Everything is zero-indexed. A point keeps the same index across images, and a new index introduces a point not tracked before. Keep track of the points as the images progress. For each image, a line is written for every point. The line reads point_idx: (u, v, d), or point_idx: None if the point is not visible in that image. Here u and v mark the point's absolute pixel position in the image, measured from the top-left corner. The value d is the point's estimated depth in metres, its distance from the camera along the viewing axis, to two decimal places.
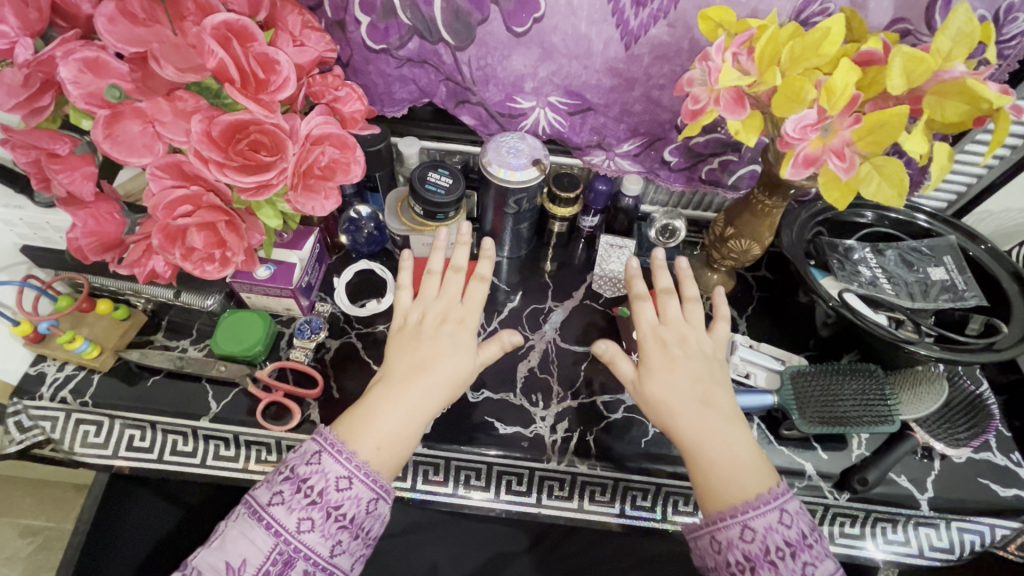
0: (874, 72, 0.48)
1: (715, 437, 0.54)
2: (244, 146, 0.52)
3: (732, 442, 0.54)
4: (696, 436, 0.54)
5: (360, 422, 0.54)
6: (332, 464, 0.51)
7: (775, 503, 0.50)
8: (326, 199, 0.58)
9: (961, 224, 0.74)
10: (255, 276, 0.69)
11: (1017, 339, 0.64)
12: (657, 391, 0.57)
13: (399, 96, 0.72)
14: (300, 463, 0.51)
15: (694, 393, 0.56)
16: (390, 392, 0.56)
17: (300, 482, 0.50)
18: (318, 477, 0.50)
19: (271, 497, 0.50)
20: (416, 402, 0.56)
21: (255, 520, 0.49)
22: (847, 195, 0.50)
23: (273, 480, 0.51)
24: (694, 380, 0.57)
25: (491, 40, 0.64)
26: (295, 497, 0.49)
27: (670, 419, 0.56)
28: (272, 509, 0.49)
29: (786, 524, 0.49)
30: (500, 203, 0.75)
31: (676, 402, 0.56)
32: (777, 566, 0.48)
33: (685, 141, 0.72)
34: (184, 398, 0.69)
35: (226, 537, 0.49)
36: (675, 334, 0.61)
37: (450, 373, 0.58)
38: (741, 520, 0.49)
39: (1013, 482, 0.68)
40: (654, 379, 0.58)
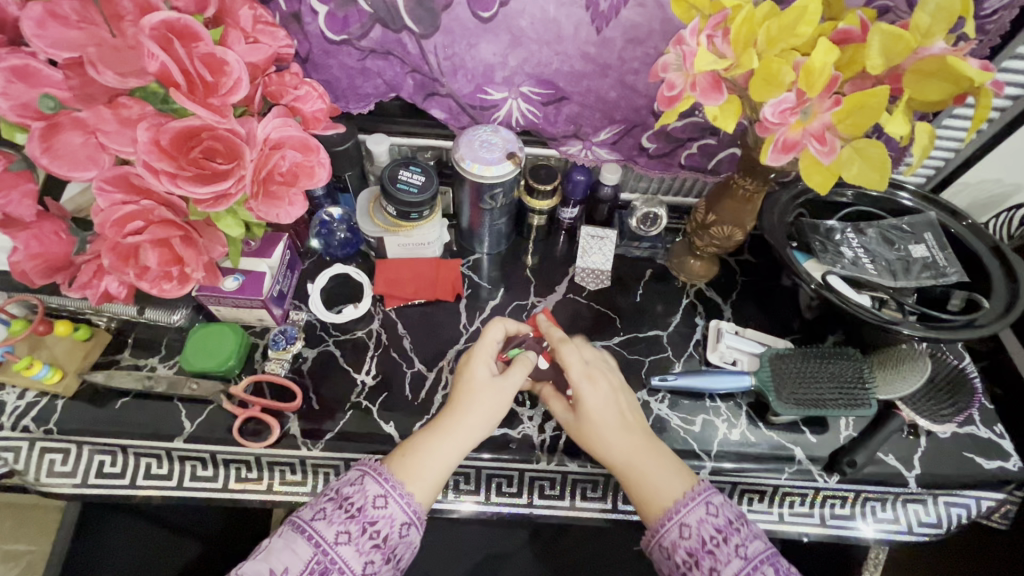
0: (852, 51, 0.46)
1: (641, 457, 0.58)
2: (198, 154, 0.49)
3: (656, 456, 0.58)
4: (626, 460, 0.58)
5: (406, 453, 0.56)
6: (373, 484, 0.53)
7: (701, 495, 0.54)
8: (291, 206, 0.55)
9: (941, 200, 0.74)
10: (222, 288, 0.66)
11: (998, 314, 0.65)
12: (588, 427, 0.60)
13: (363, 91, 0.68)
14: (345, 484, 0.54)
15: (615, 421, 0.59)
16: (438, 427, 0.58)
17: (342, 499, 0.53)
18: (358, 494, 0.53)
19: (315, 513, 0.52)
20: (461, 433, 0.58)
21: (298, 533, 0.51)
22: (829, 178, 0.48)
23: (319, 499, 0.54)
24: (615, 408, 0.60)
25: (457, 28, 0.61)
26: (335, 511, 0.52)
27: (598, 447, 0.59)
28: (314, 523, 0.51)
29: (714, 514, 0.54)
30: (476, 199, 0.73)
31: (607, 432, 0.59)
32: (716, 555, 0.51)
33: (663, 127, 0.71)
34: (156, 419, 0.66)
35: (272, 548, 0.51)
36: (594, 364, 0.62)
37: (489, 404, 0.60)
38: (677, 519, 0.54)
39: (995, 454, 0.69)
40: (584, 413, 0.60)
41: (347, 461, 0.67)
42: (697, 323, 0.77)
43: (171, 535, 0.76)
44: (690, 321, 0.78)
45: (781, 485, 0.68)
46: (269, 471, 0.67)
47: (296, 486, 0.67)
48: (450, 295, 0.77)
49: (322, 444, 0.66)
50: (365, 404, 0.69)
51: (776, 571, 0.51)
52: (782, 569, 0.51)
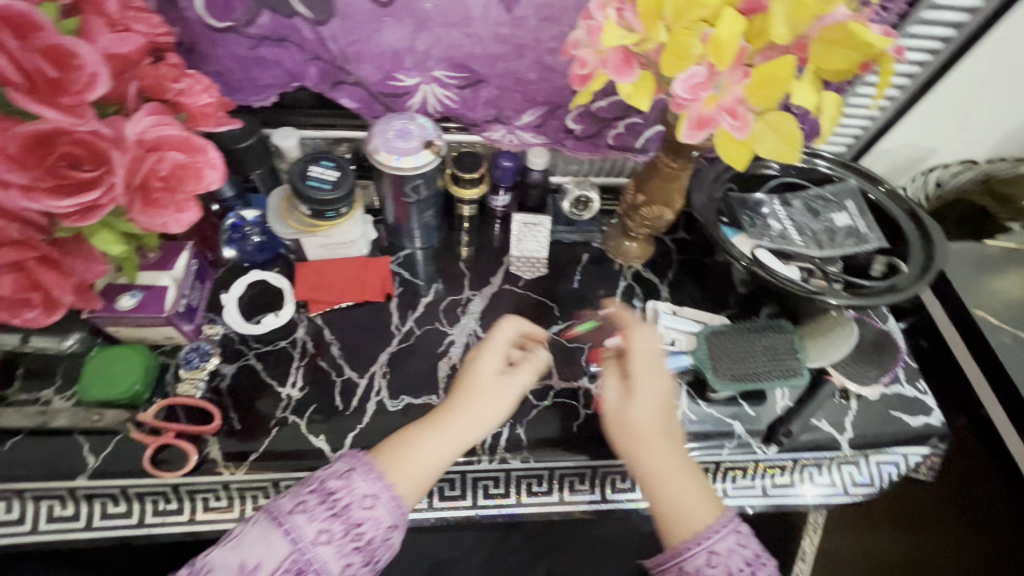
0: (759, 21, 0.44)
1: (678, 473, 0.51)
2: (55, 162, 0.43)
3: (693, 475, 0.51)
4: (661, 468, 0.51)
5: (400, 445, 0.50)
6: (360, 482, 0.46)
7: (731, 523, 0.49)
8: (180, 213, 0.50)
9: (860, 166, 0.75)
10: (119, 307, 0.60)
11: (916, 277, 0.66)
12: (632, 428, 0.53)
13: (261, 83, 0.63)
14: (331, 477, 0.46)
15: (662, 425, 0.53)
16: (434, 423, 0.52)
17: (328, 492, 0.46)
18: (343, 491, 0.46)
19: (294, 504, 0.45)
20: (455, 432, 0.51)
21: (274, 528, 0.44)
22: (745, 154, 0.47)
23: (301, 488, 0.46)
24: (663, 411, 0.54)
25: (354, 14, 0.56)
26: (318, 506, 0.45)
27: (635, 451, 0.53)
28: (292, 517, 0.44)
29: (743, 545, 0.48)
30: (398, 192, 0.69)
31: (649, 434, 0.53)
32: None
33: (586, 105, 0.68)
34: (55, 457, 0.60)
35: (244, 538, 0.44)
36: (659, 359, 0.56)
37: (492, 405, 0.53)
38: (706, 546, 0.47)
39: (920, 410, 0.72)
40: (634, 400, 0.54)
41: (274, 482, 0.62)
42: (634, 305, 0.76)
43: None
44: (629, 303, 0.77)
45: (722, 461, 0.68)
46: (190, 501, 0.62)
47: (220, 513, 0.63)
48: (380, 296, 0.73)
49: (246, 466, 0.61)
50: (292, 419, 0.64)
51: None
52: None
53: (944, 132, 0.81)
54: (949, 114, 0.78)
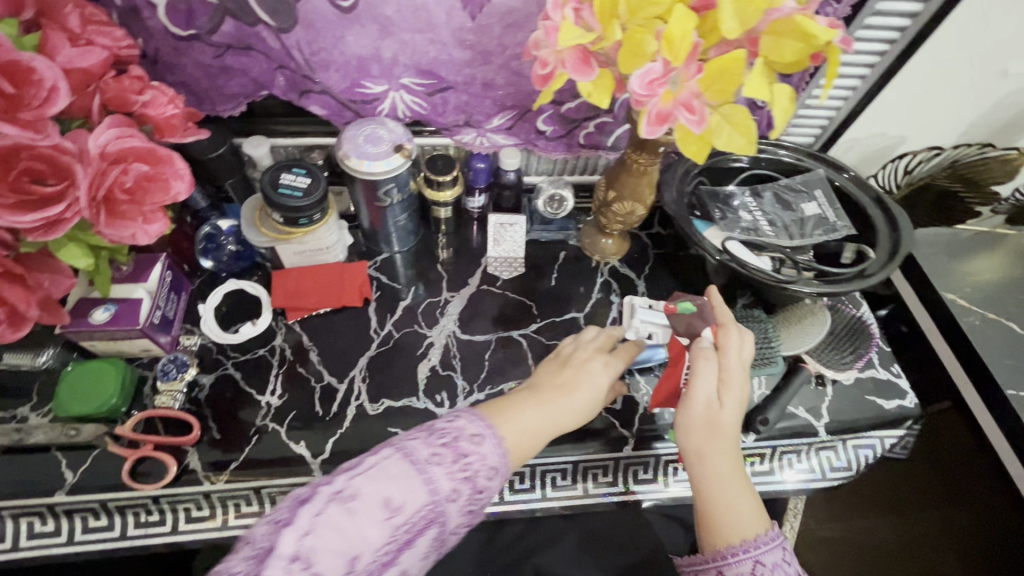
0: (711, 17, 0.45)
1: (738, 486, 0.52)
2: (17, 177, 0.43)
3: (749, 490, 0.53)
4: (727, 472, 0.53)
5: (509, 409, 0.52)
6: (490, 448, 0.47)
7: (779, 539, 0.50)
8: (147, 224, 0.50)
9: (825, 155, 0.77)
10: (92, 321, 0.60)
11: (883, 262, 0.68)
12: (711, 431, 0.53)
13: (229, 91, 0.63)
14: (465, 437, 0.47)
15: (736, 436, 0.54)
16: (537, 398, 0.54)
17: (460, 450, 0.46)
18: (476, 455, 0.46)
19: (430, 455, 0.45)
20: (556, 413, 0.54)
21: (415, 474, 0.43)
22: (704, 147, 0.48)
23: (433, 438, 0.46)
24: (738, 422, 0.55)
25: (318, 21, 0.57)
26: (452, 463, 0.45)
27: (708, 453, 0.53)
28: (428, 467, 0.44)
29: (788, 560, 0.49)
30: (371, 197, 0.69)
31: (726, 437, 0.54)
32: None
33: (557, 107, 0.69)
34: (33, 474, 0.60)
35: (385, 476, 0.43)
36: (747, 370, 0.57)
37: (584, 401, 0.56)
38: (753, 555, 0.49)
39: (894, 394, 0.73)
40: (725, 401, 0.54)
41: (256, 490, 0.62)
42: (612, 301, 0.77)
43: None
44: (607, 299, 0.78)
45: None
46: (171, 514, 0.62)
47: (202, 523, 0.62)
48: (358, 300, 0.73)
49: (226, 474, 0.62)
50: (272, 426, 0.65)
51: None
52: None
53: (910, 122, 0.82)
54: (914, 103, 0.79)
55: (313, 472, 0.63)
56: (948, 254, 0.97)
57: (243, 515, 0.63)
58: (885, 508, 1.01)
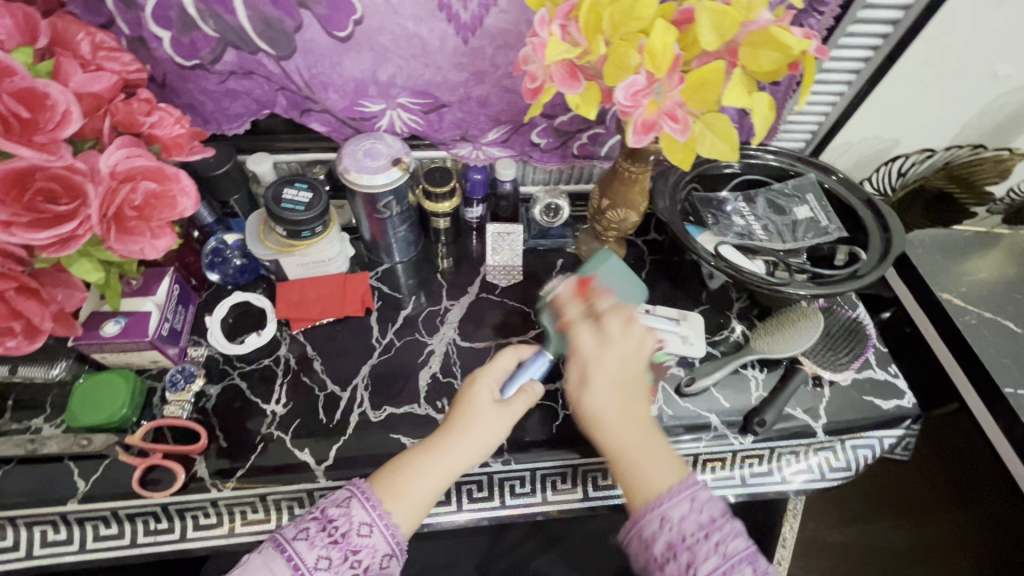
0: (691, 31, 0.47)
1: (637, 448, 0.53)
2: (33, 197, 0.46)
3: (653, 447, 0.53)
4: (623, 447, 0.53)
5: (396, 483, 0.52)
6: (359, 510, 0.50)
7: (685, 491, 0.50)
8: (155, 239, 0.52)
9: (816, 159, 0.77)
10: (102, 334, 0.62)
11: (875, 263, 0.68)
12: (591, 415, 0.55)
13: (233, 112, 0.65)
14: (331, 505, 0.50)
15: (620, 407, 0.54)
16: (432, 448, 0.55)
17: (327, 521, 0.49)
18: (343, 519, 0.50)
19: (296, 532, 0.49)
20: (445, 466, 0.54)
21: (278, 553, 0.48)
22: (689, 154, 0.50)
23: (303, 517, 0.50)
24: (621, 393, 0.55)
25: (315, 49, 0.59)
26: (318, 534, 0.49)
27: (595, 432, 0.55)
28: (295, 544, 0.48)
29: (697, 510, 0.49)
30: (371, 209, 0.71)
31: (610, 418, 0.54)
32: (695, 551, 0.47)
33: (550, 120, 0.71)
34: (46, 483, 0.62)
35: (249, 564, 0.48)
36: (620, 352, 0.56)
37: (477, 444, 0.55)
38: (659, 512, 0.49)
39: (892, 394, 0.74)
40: (592, 388, 0.55)
41: (261, 497, 0.64)
42: None
43: None
44: None
45: (700, 453, 0.70)
46: (179, 521, 0.63)
47: (209, 530, 0.64)
48: (359, 309, 0.75)
49: (232, 482, 0.63)
50: (277, 434, 0.66)
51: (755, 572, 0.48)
52: (761, 568, 0.48)
53: (902, 125, 0.83)
54: (902, 108, 0.80)
55: (317, 478, 0.64)
56: (946, 256, 0.97)
57: (249, 522, 0.64)
58: (886, 514, 1.00)
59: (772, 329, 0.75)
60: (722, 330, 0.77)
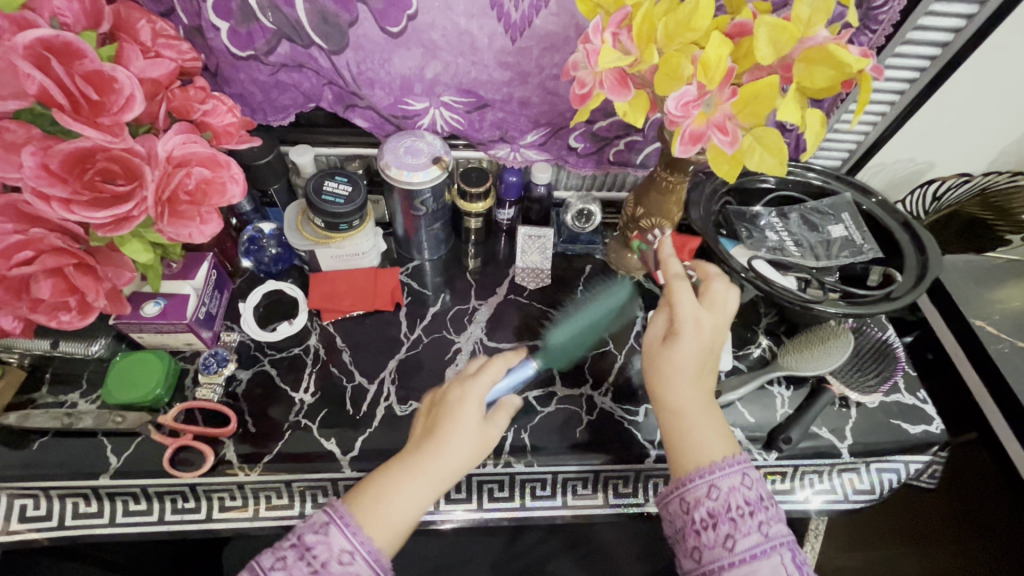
0: (746, 44, 0.47)
1: (701, 417, 0.54)
2: (93, 176, 0.47)
3: (713, 417, 0.54)
4: (684, 406, 0.54)
5: (377, 505, 0.52)
6: (339, 537, 0.49)
7: (737, 466, 0.50)
8: (204, 224, 0.53)
9: (853, 180, 0.77)
10: (143, 314, 0.63)
11: (911, 286, 0.68)
12: (665, 369, 0.55)
13: (280, 103, 0.67)
14: (309, 531, 0.49)
15: (695, 372, 0.55)
16: (414, 467, 0.54)
17: (306, 549, 0.48)
18: (322, 547, 0.49)
19: (273, 562, 0.47)
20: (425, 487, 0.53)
21: None
22: (736, 167, 0.50)
23: (279, 545, 0.49)
24: (703, 355, 0.56)
25: (366, 43, 0.60)
26: (296, 563, 0.47)
27: (660, 388, 0.55)
28: (271, 574, 0.47)
29: (747, 485, 0.50)
30: (407, 205, 0.72)
31: (682, 374, 0.55)
32: (737, 524, 0.48)
33: (589, 125, 0.71)
34: (80, 457, 0.63)
35: None
36: (708, 317, 0.57)
37: (459, 462, 0.55)
38: (708, 479, 0.50)
39: (920, 419, 0.73)
40: (682, 343, 0.55)
41: (286, 483, 0.65)
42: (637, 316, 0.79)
43: None
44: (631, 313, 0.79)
45: None
46: (206, 500, 0.65)
47: (235, 512, 0.65)
48: (389, 304, 0.76)
49: (259, 467, 0.64)
50: (304, 423, 0.67)
51: (793, 560, 0.47)
52: (801, 557, 0.48)
53: (940, 147, 0.82)
54: (943, 130, 0.80)
55: (342, 468, 0.65)
56: (977, 280, 0.96)
57: (274, 507, 0.66)
58: (899, 540, 0.98)
59: (797, 348, 0.74)
60: (748, 345, 0.77)
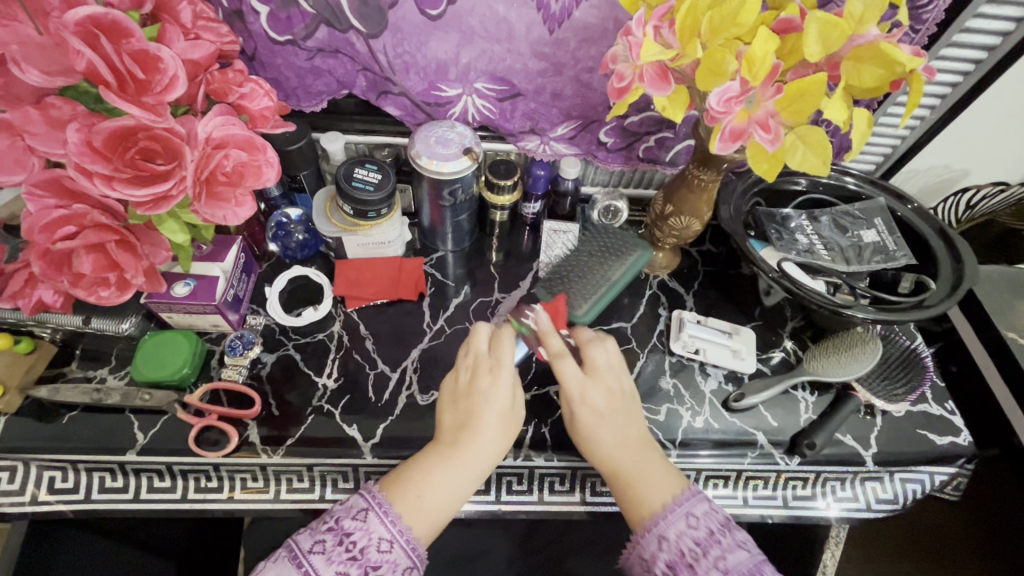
0: (793, 40, 0.47)
1: (640, 469, 0.56)
2: (134, 155, 0.47)
3: (654, 461, 0.57)
4: (624, 467, 0.57)
5: (415, 498, 0.53)
6: (377, 524, 0.51)
7: (682, 508, 0.53)
8: (238, 207, 0.54)
9: (891, 184, 0.75)
10: (173, 294, 0.64)
11: (945, 294, 0.67)
12: (587, 436, 0.59)
13: (314, 89, 0.67)
14: (346, 516, 0.51)
15: (619, 429, 0.59)
16: (449, 460, 0.55)
17: (343, 534, 0.50)
18: (361, 533, 0.50)
19: (312, 544, 0.49)
20: (462, 479, 0.55)
21: (294, 566, 0.48)
22: (776, 165, 0.49)
23: (317, 527, 0.51)
24: (617, 417, 0.59)
25: (405, 26, 0.60)
26: (335, 547, 0.49)
27: (594, 449, 0.59)
28: (311, 557, 0.48)
29: (693, 526, 0.52)
30: (435, 196, 0.71)
31: (603, 439, 0.58)
32: (694, 567, 0.50)
33: (620, 120, 0.71)
34: (108, 432, 0.64)
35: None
36: (609, 380, 0.61)
37: (493, 448, 0.57)
38: (657, 531, 0.53)
39: (948, 430, 0.71)
40: (593, 397, 0.59)
41: (308, 467, 0.66)
42: (660, 314, 0.78)
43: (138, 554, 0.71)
44: (655, 312, 0.78)
45: (744, 469, 0.69)
46: (229, 480, 0.66)
47: (258, 493, 0.66)
48: (413, 294, 0.76)
49: (282, 450, 0.64)
50: (327, 408, 0.67)
51: None
52: None
53: (977, 154, 0.81)
54: (983, 137, 0.78)
55: (363, 454, 0.65)
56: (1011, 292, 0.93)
57: (295, 489, 0.67)
58: (909, 554, 0.96)
59: (824, 353, 0.73)
60: (771, 349, 0.76)
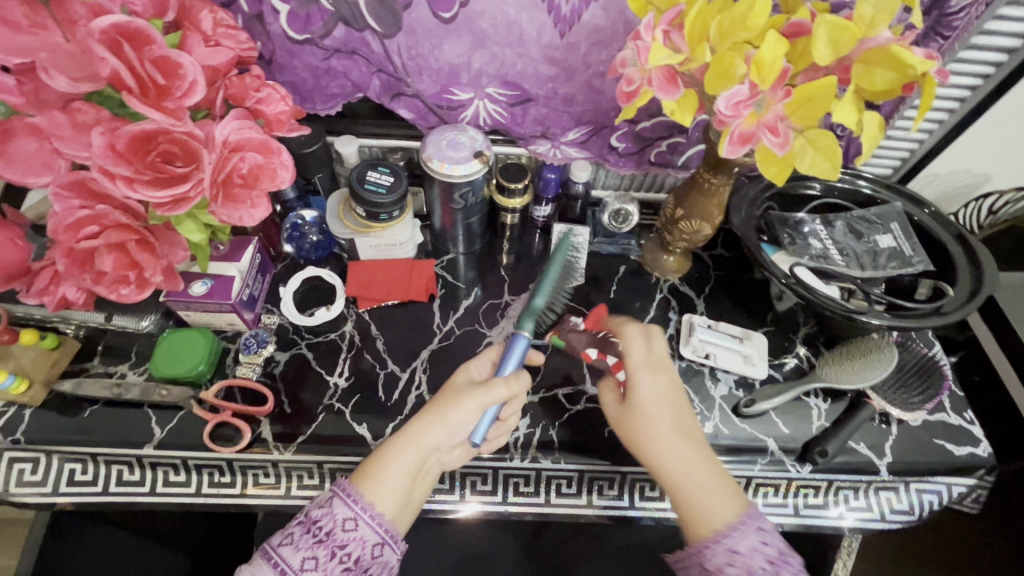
0: (803, 44, 0.46)
1: (698, 474, 0.56)
2: (155, 158, 0.49)
3: (713, 471, 0.57)
4: (683, 472, 0.57)
5: (375, 475, 0.55)
6: (342, 507, 0.52)
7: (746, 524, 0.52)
8: (254, 208, 0.55)
9: (903, 189, 0.75)
10: (190, 292, 0.66)
11: (962, 301, 0.65)
12: (646, 439, 0.58)
13: (330, 91, 0.69)
14: (315, 507, 0.53)
15: (678, 433, 0.58)
16: (406, 436, 0.57)
17: (312, 523, 0.52)
18: (327, 518, 0.52)
19: (281, 538, 0.51)
20: (413, 458, 0.56)
21: (265, 561, 0.50)
22: (785, 169, 0.49)
23: (289, 522, 0.52)
24: (680, 419, 0.59)
25: (420, 28, 0.61)
26: (302, 537, 0.51)
27: (654, 455, 0.58)
28: (279, 549, 0.50)
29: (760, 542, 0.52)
30: (445, 198, 0.72)
31: (665, 441, 0.58)
32: None
33: (632, 126, 0.71)
34: (127, 426, 0.65)
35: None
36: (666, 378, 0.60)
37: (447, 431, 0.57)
38: (726, 544, 0.52)
39: (966, 440, 0.70)
40: (659, 398, 0.59)
41: (318, 464, 0.67)
42: (671, 318, 0.77)
43: (156, 550, 0.72)
44: (665, 315, 0.78)
45: (754, 476, 0.68)
46: (242, 475, 0.67)
47: (270, 489, 0.68)
48: (424, 295, 0.77)
49: (293, 447, 0.66)
50: (337, 406, 0.68)
51: None
52: None
53: (1001, 159, 0.78)
54: (1006, 142, 0.76)
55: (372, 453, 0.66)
56: None
57: (306, 486, 0.68)
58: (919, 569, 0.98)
59: (838, 360, 0.72)
60: (784, 354, 0.75)
